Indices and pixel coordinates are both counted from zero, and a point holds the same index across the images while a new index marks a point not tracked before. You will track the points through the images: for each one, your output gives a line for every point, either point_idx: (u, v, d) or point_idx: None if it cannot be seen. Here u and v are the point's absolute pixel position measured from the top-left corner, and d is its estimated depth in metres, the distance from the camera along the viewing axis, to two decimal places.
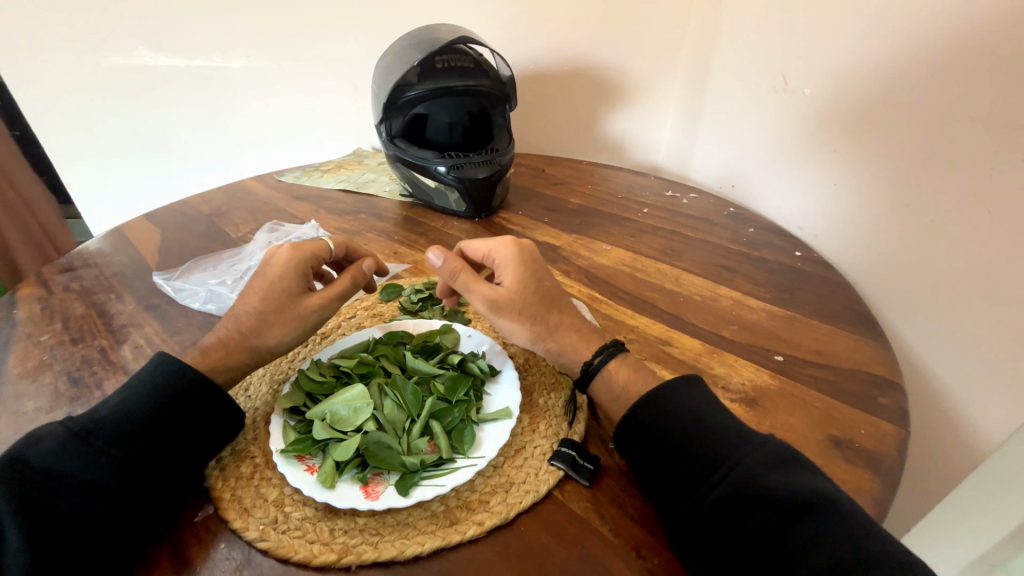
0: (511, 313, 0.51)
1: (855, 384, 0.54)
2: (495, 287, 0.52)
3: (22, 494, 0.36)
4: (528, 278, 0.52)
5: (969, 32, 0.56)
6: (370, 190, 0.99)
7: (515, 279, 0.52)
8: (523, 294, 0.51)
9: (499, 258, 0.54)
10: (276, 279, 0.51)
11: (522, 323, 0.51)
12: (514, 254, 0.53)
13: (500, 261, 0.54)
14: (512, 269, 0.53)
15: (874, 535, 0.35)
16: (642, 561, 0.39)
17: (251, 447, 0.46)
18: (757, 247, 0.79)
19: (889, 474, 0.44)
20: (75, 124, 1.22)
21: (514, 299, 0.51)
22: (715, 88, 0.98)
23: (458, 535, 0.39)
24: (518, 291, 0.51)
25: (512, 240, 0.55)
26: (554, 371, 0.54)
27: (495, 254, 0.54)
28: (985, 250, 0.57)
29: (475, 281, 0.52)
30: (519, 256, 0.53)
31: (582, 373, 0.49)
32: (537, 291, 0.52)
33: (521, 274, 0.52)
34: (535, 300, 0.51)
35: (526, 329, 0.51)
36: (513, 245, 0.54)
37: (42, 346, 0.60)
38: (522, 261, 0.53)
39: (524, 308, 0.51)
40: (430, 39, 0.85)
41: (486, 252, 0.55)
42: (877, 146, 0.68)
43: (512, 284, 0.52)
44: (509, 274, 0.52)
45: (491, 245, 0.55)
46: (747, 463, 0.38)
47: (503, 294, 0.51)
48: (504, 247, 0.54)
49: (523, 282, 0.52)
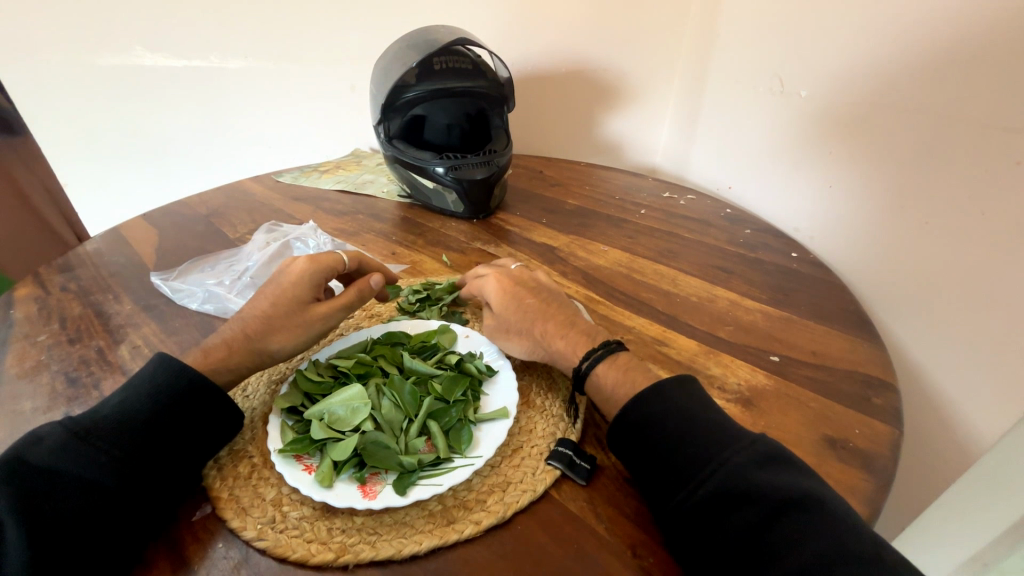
0: (503, 335, 0.54)
1: (850, 384, 0.54)
2: (489, 317, 0.57)
3: (23, 494, 0.36)
4: (507, 301, 0.56)
5: (961, 36, 0.57)
6: (369, 190, 0.99)
7: (497, 304, 0.56)
8: (506, 316, 0.55)
9: (485, 291, 0.58)
10: (287, 287, 0.52)
11: (512, 340, 0.54)
12: (495, 284, 0.58)
13: (486, 292, 0.58)
14: (494, 297, 0.57)
15: (862, 532, 0.35)
16: (638, 560, 0.39)
17: (250, 447, 0.46)
18: (753, 248, 0.80)
19: (881, 473, 0.44)
20: (73, 124, 1.21)
21: (500, 321, 0.55)
22: (713, 90, 0.98)
23: (455, 534, 0.39)
24: (501, 314, 0.55)
25: (494, 273, 0.59)
26: (559, 373, 0.54)
27: (482, 288, 0.59)
28: (979, 251, 0.58)
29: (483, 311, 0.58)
30: (499, 285, 0.57)
31: (573, 376, 0.50)
32: (519, 309, 0.55)
33: (502, 298, 0.56)
34: (518, 318, 0.54)
35: (518, 345, 0.54)
36: (493, 277, 0.58)
37: (39, 346, 0.60)
38: (502, 289, 0.57)
39: (510, 327, 0.54)
40: (429, 40, 0.85)
41: (477, 288, 0.60)
42: (872, 148, 0.69)
43: (496, 309, 0.56)
44: (492, 302, 0.56)
45: (479, 281, 0.60)
46: (736, 461, 0.39)
47: (493, 321, 0.56)
48: (487, 281, 0.58)
49: (504, 306, 0.55)
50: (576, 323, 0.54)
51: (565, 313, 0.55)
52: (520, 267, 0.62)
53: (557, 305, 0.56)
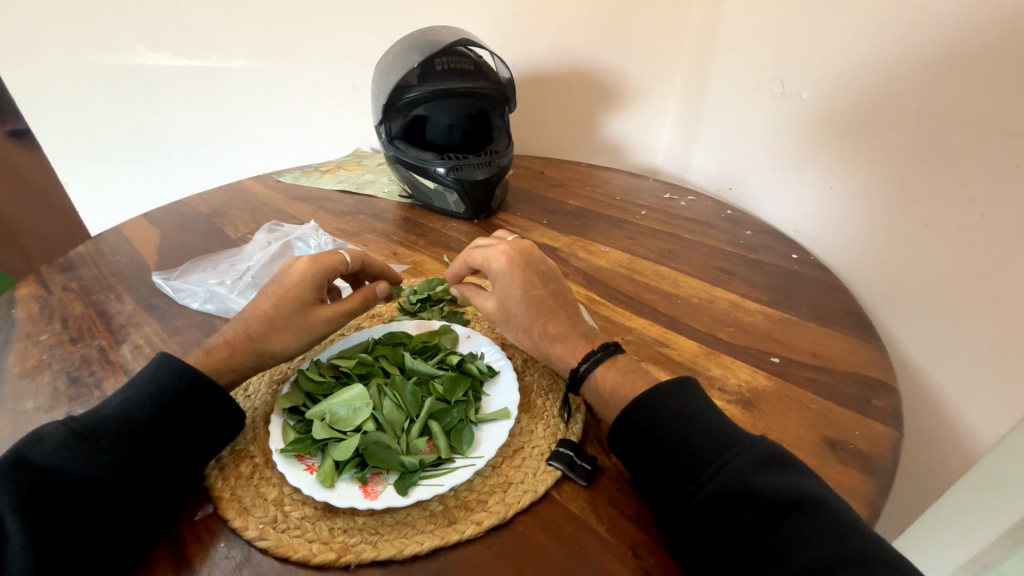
0: (506, 324, 0.54)
1: (850, 386, 0.54)
2: (490, 299, 0.55)
3: (25, 494, 0.36)
4: (514, 291, 0.53)
5: (964, 38, 0.57)
6: (370, 190, 0.99)
7: (505, 289, 0.54)
8: (514, 304, 0.53)
9: (493, 266, 0.55)
10: (289, 286, 0.52)
11: (512, 332, 0.54)
12: (506, 263, 0.54)
13: (494, 270, 0.55)
14: (502, 280, 0.54)
15: (861, 534, 0.35)
16: (638, 560, 0.39)
17: (251, 446, 0.46)
18: (754, 250, 0.80)
19: (881, 475, 0.44)
20: (72, 124, 1.21)
21: (504, 311, 0.54)
22: (714, 91, 0.99)
23: (456, 534, 0.40)
24: (508, 302, 0.54)
25: (504, 248, 0.56)
26: (553, 372, 0.55)
27: (489, 263, 0.55)
28: (980, 253, 0.58)
29: (476, 294, 0.57)
30: (510, 265, 0.54)
31: (570, 378, 0.50)
32: (527, 300, 0.53)
33: (512, 284, 0.54)
34: (525, 309, 0.53)
35: (517, 337, 0.54)
36: (504, 255, 0.55)
37: (41, 345, 0.60)
38: (513, 271, 0.54)
39: (513, 319, 0.54)
40: (430, 41, 0.85)
41: (482, 260, 0.56)
42: (873, 150, 0.69)
43: (503, 294, 0.54)
44: (499, 284, 0.54)
45: (486, 253, 0.56)
46: (736, 464, 0.39)
47: (495, 307, 0.55)
48: (496, 257, 0.55)
49: (509, 293, 0.54)
50: (576, 325, 0.54)
51: (568, 313, 0.54)
52: (526, 240, 0.59)
53: (562, 301, 0.55)
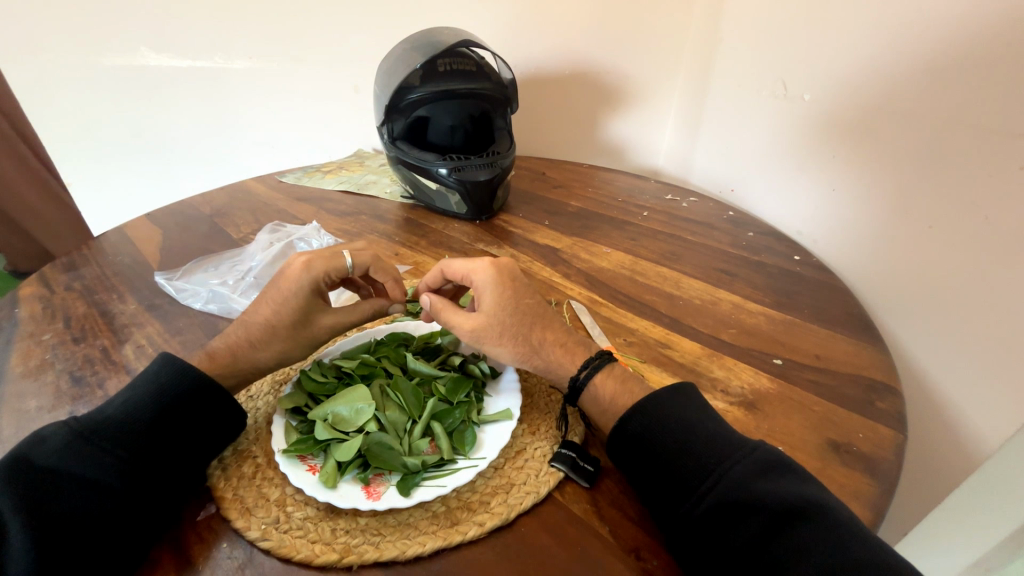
0: (490, 338, 0.50)
1: (853, 388, 0.54)
2: (471, 315, 0.51)
3: (28, 494, 0.36)
4: (504, 302, 0.50)
5: (968, 40, 0.56)
6: (371, 190, 0.99)
7: (491, 303, 0.50)
8: (501, 318, 0.50)
9: (477, 279, 0.52)
10: (289, 296, 0.50)
11: (503, 346, 0.50)
12: (492, 276, 0.51)
13: (478, 284, 0.52)
14: (489, 293, 0.51)
15: (864, 542, 0.35)
16: (640, 562, 0.39)
17: (254, 446, 0.46)
18: (757, 251, 0.80)
19: (886, 478, 0.44)
20: (75, 122, 1.21)
21: (495, 323, 0.50)
22: (715, 92, 0.99)
23: (458, 536, 0.40)
24: (494, 315, 0.50)
25: (487, 261, 0.53)
26: (547, 384, 0.54)
27: (472, 276, 0.52)
28: (984, 255, 0.58)
29: (452, 311, 0.52)
30: (497, 277, 0.51)
31: (570, 387, 0.49)
32: (515, 313, 0.50)
33: (498, 297, 0.50)
34: (513, 322, 0.50)
35: (510, 351, 0.50)
36: (490, 267, 0.52)
37: (44, 344, 0.60)
38: (500, 282, 0.51)
39: (504, 331, 0.50)
40: (433, 43, 0.85)
41: (465, 274, 0.53)
42: (876, 151, 0.69)
43: (489, 309, 0.50)
44: (484, 298, 0.51)
45: (470, 266, 0.53)
46: (738, 470, 0.39)
47: (478, 322, 0.50)
48: (480, 269, 0.52)
49: (499, 304, 0.50)
50: (569, 333, 0.53)
51: (560, 321, 0.53)
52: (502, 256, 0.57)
53: (550, 309, 0.53)
